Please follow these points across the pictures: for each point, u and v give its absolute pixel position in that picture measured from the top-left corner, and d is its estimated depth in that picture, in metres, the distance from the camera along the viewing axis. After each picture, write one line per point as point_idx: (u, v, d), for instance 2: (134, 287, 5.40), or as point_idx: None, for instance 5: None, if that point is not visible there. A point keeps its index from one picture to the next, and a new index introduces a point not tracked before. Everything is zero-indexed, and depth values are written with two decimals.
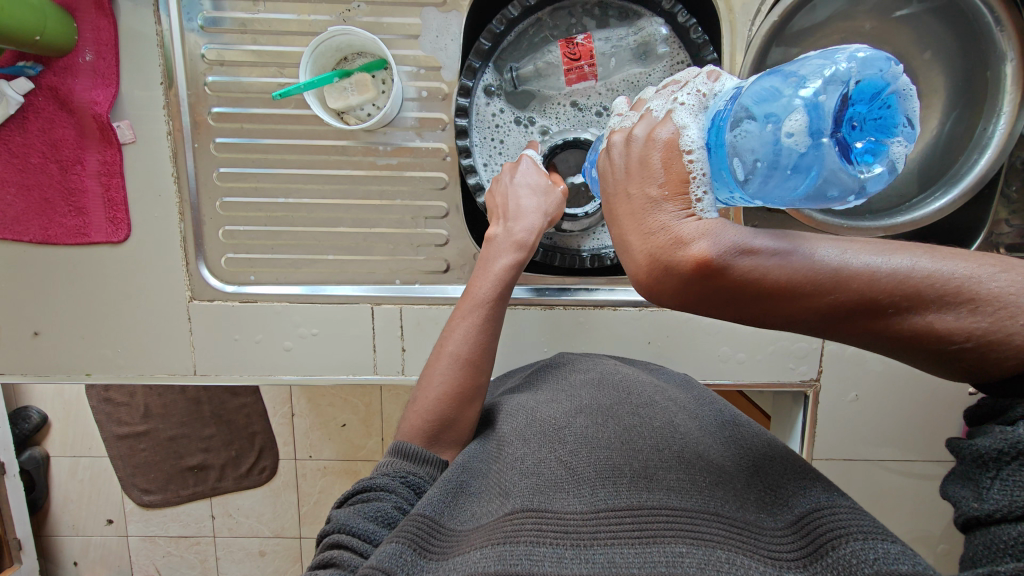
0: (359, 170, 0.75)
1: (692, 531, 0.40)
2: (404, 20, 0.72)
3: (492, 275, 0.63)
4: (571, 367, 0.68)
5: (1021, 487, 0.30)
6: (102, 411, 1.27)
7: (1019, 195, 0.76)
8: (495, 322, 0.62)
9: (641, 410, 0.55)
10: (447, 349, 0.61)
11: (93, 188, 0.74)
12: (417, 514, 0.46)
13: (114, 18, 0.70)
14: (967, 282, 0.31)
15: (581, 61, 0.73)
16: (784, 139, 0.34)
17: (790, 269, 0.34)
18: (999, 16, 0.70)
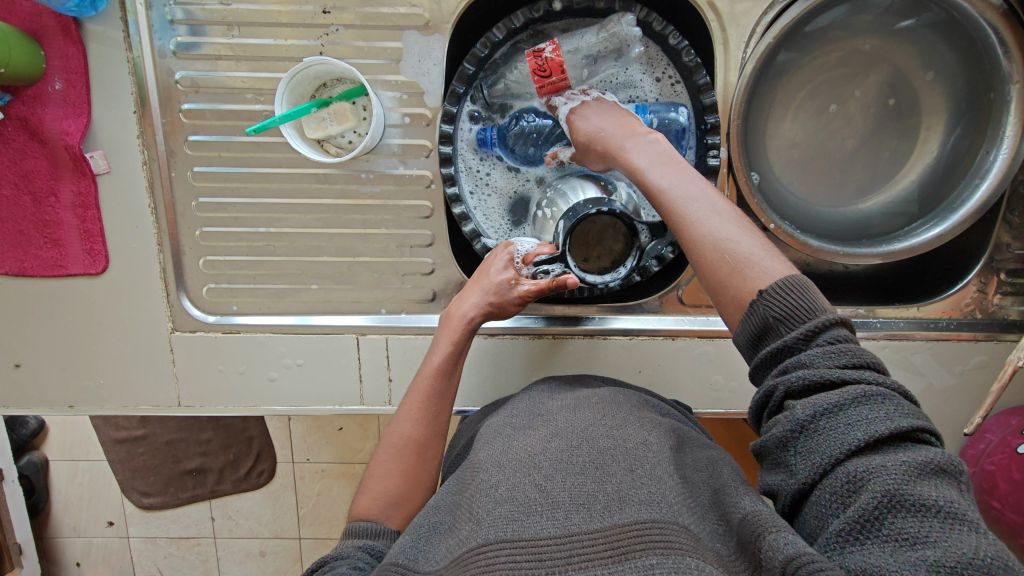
0: (341, 200, 0.73)
1: (663, 541, 0.40)
2: (385, 45, 0.69)
3: (437, 356, 0.65)
4: (546, 390, 0.67)
5: (811, 452, 0.41)
6: (101, 417, 1.28)
7: (1022, 220, 0.73)
8: (434, 407, 0.63)
9: (610, 421, 0.55)
10: (394, 432, 0.62)
11: (68, 220, 0.72)
12: (389, 564, 0.46)
13: (83, 44, 0.68)
14: (755, 254, 0.49)
15: (551, 77, 0.67)
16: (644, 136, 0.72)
17: (668, 176, 0.56)
18: (1003, 37, 0.67)
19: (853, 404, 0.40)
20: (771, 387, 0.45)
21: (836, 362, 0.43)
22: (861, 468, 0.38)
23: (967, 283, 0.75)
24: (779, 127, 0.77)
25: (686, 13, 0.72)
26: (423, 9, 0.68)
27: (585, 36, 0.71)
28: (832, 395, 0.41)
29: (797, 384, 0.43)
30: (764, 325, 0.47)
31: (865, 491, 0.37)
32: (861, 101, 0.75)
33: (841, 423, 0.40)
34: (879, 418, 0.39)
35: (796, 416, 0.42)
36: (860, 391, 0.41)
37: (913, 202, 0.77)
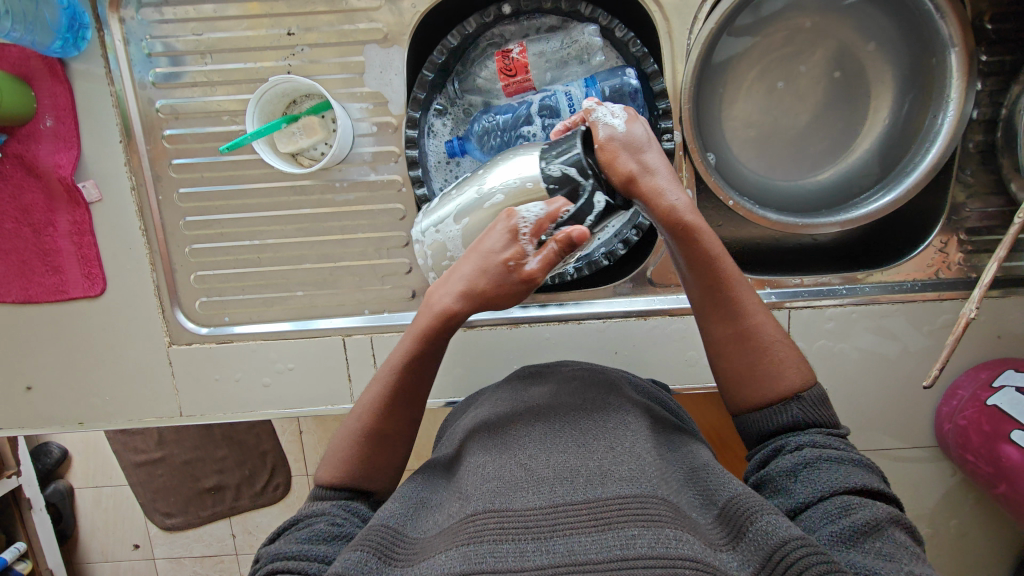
0: (319, 208, 0.77)
1: (644, 514, 0.42)
2: (347, 59, 0.73)
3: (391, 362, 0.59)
4: (531, 375, 0.69)
5: (815, 481, 0.48)
6: (118, 438, 1.34)
7: (975, 179, 0.76)
8: (401, 408, 0.58)
9: (595, 407, 0.56)
10: (353, 418, 0.58)
11: (66, 247, 0.77)
12: (378, 526, 0.48)
13: (68, 83, 0.73)
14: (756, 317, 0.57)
15: (516, 76, 0.74)
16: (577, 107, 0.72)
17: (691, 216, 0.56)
18: (939, 4, 0.68)
19: (849, 465, 0.49)
20: (781, 442, 0.53)
21: (843, 448, 0.51)
22: (853, 500, 0.45)
23: (928, 244, 0.77)
24: (732, 108, 0.80)
25: (632, 6, 0.75)
26: (381, 23, 0.73)
27: (548, 38, 0.75)
28: (837, 452, 0.50)
29: (810, 444, 0.51)
30: (794, 424, 0.54)
31: (854, 513, 0.44)
32: (809, 76, 0.78)
33: (839, 470, 0.48)
34: (865, 478, 0.47)
35: (804, 456, 0.50)
36: (860, 459, 0.50)
37: (869, 170, 0.79)
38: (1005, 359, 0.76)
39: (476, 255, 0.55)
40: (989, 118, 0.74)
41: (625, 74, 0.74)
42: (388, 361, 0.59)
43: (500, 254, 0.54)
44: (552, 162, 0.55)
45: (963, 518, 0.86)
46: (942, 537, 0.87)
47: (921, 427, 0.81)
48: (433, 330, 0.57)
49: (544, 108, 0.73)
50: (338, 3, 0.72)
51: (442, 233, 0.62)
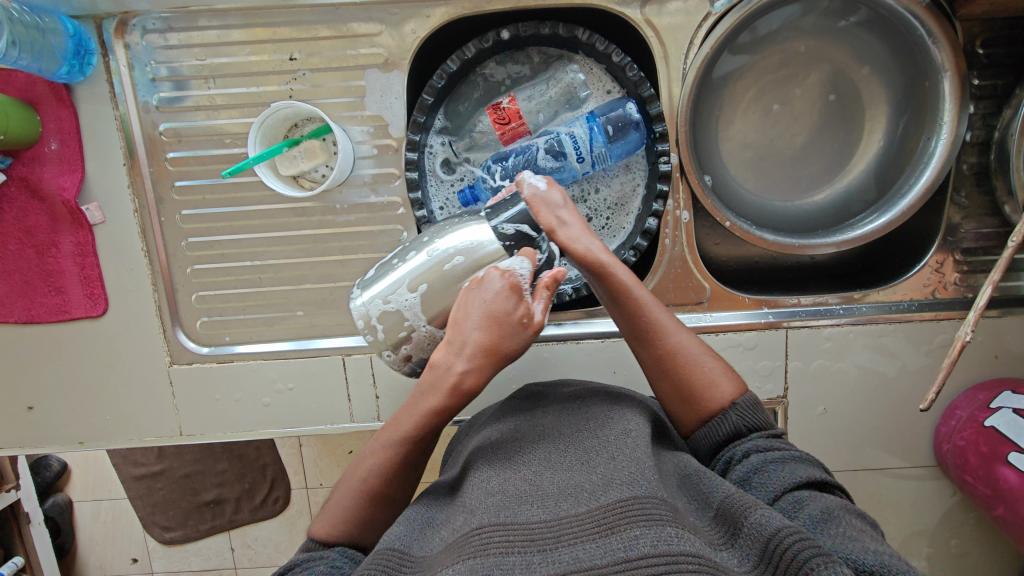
0: (320, 229, 0.78)
1: (645, 514, 0.42)
2: (349, 83, 0.75)
3: (414, 411, 0.55)
4: (534, 395, 0.69)
5: (763, 484, 0.49)
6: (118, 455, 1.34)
7: (969, 201, 0.76)
8: (402, 465, 0.55)
9: (593, 416, 0.57)
10: (354, 477, 0.55)
11: (69, 268, 0.77)
12: (386, 550, 0.48)
13: (74, 107, 0.74)
14: (692, 365, 0.58)
15: (511, 123, 0.76)
16: (584, 145, 0.73)
17: (604, 258, 0.59)
18: (930, 29, 0.69)
19: (793, 461, 0.51)
20: (727, 454, 0.54)
21: (785, 447, 0.53)
22: (802, 495, 0.47)
23: (923, 265, 0.78)
24: (729, 129, 0.81)
25: (628, 31, 0.76)
26: (382, 48, 0.74)
27: (534, 86, 0.78)
28: (778, 453, 0.52)
29: (753, 449, 0.53)
30: (735, 432, 0.55)
31: (808, 506, 0.45)
32: (804, 98, 0.79)
33: (785, 470, 0.50)
34: (810, 470, 0.50)
35: (752, 462, 0.52)
36: (797, 453, 0.52)
37: (864, 191, 0.80)
38: (1003, 380, 0.76)
39: (488, 315, 0.52)
40: (983, 141, 0.75)
41: (626, 106, 0.75)
42: (397, 428, 0.55)
43: (512, 308, 0.53)
44: (505, 221, 0.57)
45: (963, 537, 0.86)
46: (943, 558, 0.86)
47: (920, 446, 0.81)
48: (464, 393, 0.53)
49: (550, 148, 0.73)
50: (339, 28, 0.73)
51: (392, 303, 0.56)
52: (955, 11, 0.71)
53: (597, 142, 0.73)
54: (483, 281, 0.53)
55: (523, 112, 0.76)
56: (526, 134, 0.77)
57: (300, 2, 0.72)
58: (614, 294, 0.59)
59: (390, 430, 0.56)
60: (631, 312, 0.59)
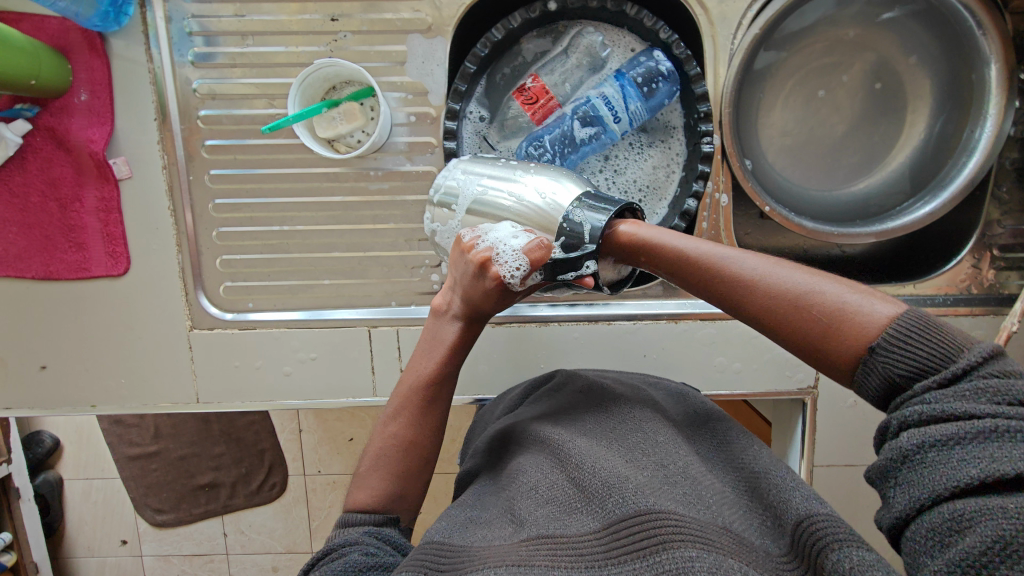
0: (352, 196, 0.76)
1: (702, 536, 0.41)
2: (392, 47, 0.73)
3: (432, 355, 0.59)
4: (571, 381, 0.67)
5: (910, 486, 0.36)
6: (112, 433, 1.31)
7: (1010, 196, 0.76)
8: (436, 404, 0.58)
9: (640, 422, 0.55)
10: (378, 448, 0.56)
11: (92, 224, 0.76)
12: (427, 544, 0.47)
13: (107, 57, 0.72)
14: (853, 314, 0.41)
15: (540, 100, 0.74)
16: (616, 103, 0.72)
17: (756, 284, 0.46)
18: (980, 20, 0.70)
19: (978, 440, 0.34)
20: (882, 423, 0.40)
21: (977, 400, 0.36)
22: (969, 508, 0.33)
23: (960, 259, 0.77)
24: (770, 116, 0.80)
25: (675, 9, 0.75)
26: (425, 13, 0.72)
27: (555, 58, 0.77)
28: (948, 426, 0.35)
29: (909, 420, 0.37)
30: (890, 386, 0.40)
31: (972, 533, 0.32)
32: (849, 86, 0.79)
33: (952, 460, 0.35)
34: (1011, 458, 0.33)
35: (899, 446, 0.37)
36: (989, 427, 0.34)
37: (904, 183, 0.80)
38: None
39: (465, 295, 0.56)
40: None
41: (655, 59, 0.73)
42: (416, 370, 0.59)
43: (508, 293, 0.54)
44: (580, 208, 0.52)
45: None
46: None
47: None
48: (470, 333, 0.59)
49: (583, 116, 0.73)
50: None
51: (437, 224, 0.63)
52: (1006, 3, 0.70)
53: (632, 101, 0.72)
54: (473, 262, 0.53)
55: (549, 87, 0.75)
56: (558, 108, 0.75)
57: None
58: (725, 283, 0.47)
59: (409, 378, 0.59)
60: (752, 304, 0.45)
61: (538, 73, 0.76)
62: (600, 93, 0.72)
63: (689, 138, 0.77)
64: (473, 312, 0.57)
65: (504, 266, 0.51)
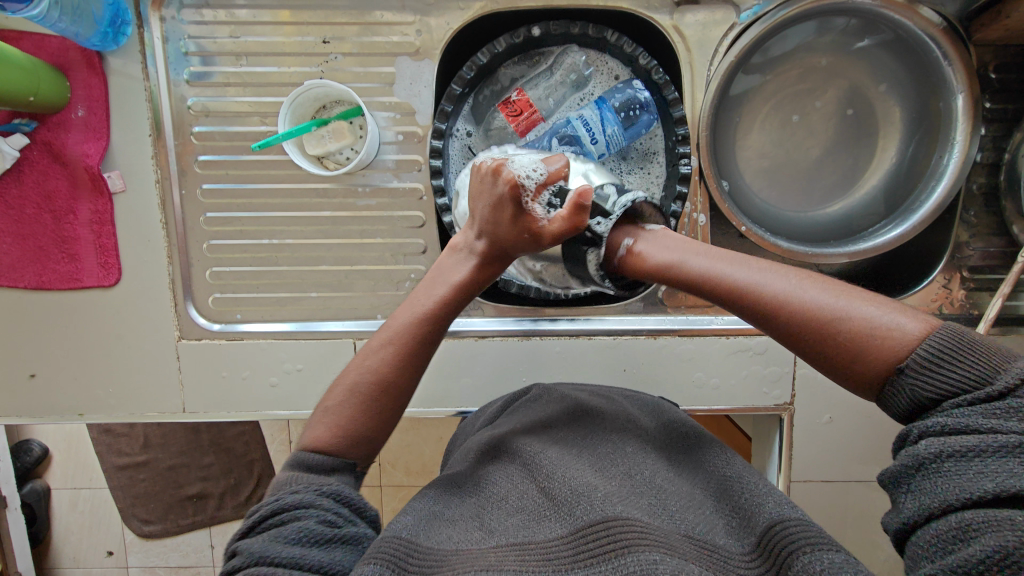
0: (340, 211, 0.78)
1: (667, 544, 0.43)
2: (380, 69, 0.76)
3: (428, 294, 0.60)
4: (545, 398, 0.69)
5: (920, 492, 0.38)
6: (101, 443, 1.32)
7: (978, 220, 0.78)
8: (420, 341, 0.59)
9: (611, 439, 0.58)
10: (350, 387, 0.56)
11: (85, 235, 0.77)
12: (390, 539, 0.46)
13: (104, 74, 0.74)
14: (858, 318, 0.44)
15: (523, 114, 0.77)
16: (593, 126, 0.74)
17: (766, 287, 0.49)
18: (945, 51, 0.73)
19: (997, 456, 0.36)
20: (904, 432, 0.42)
21: (1006, 419, 0.37)
22: (977, 519, 0.35)
23: (932, 279, 0.79)
24: (746, 139, 0.84)
25: (655, 37, 0.78)
26: (414, 37, 0.75)
27: (538, 76, 0.79)
28: (969, 439, 0.37)
29: (928, 430, 0.39)
30: (915, 402, 0.41)
31: (974, 542, 0.35)
32: (822, 111, 0.82)
33: (967, 471, 0.36)
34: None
35: (917, 453, 0.39)
36: (1013, 443, 0.36)
37: (876, 206, 0.82)
38: None
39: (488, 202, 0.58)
40: (992, 162, 0.77)
41: (634, 87, 0.76)
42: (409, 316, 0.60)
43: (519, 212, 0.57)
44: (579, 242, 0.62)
45: None
46: None
47: None
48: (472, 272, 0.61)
49: (563, 135, 0.75)
50: (371, 16, 0.74)
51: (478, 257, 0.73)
52: (971, 36, 0.73)
53: (610, 125, 0.74)
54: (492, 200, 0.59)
55: (533, 101, 0.78)
56: (542, 121, 0.78)
57: None
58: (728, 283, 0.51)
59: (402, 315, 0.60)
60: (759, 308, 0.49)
61: (522, 88, 0.79)
62: (578, 117, 0.75)
63: (669, 161, 0.79)
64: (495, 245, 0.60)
65: (524, 171, 0.59)
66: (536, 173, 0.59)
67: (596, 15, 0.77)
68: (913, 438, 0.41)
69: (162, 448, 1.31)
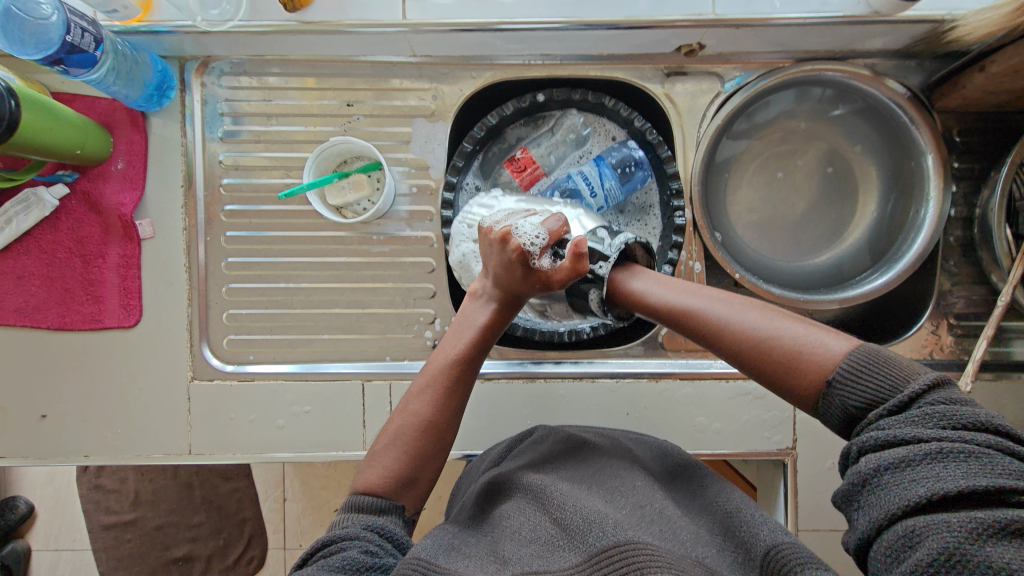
0: (355, 257, 0.83)
1: (677, 566, 0.44)
2: (398, 129, 0.83)
3: (463, 336, 0.67)
4: (552, 435, 0.71)
5: (868, 507, 0.41)
6: (90, 500, 1.30)
7: (958, 269, 0.83)
8: (460, 383, 0.66)
9: (620, 475, 0.60)
10: (396, 430, 0.62)
11: (110, 278, 0.81)
12: (410, 560, 0.48)
13: (145, 131, 0.81)
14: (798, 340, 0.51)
15: (527, 169, 0.84)
16: (592, 181, 0.80)
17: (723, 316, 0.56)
18: (911, 116, 0.80)
19: (924, 462, 0.39)
20: (848, 449, 0.45)
21: (926, 423, 0.41)
22: (918, 524, 0.38)
23: (921, 326, 0.83)
24: (736, 195, 0.90)
25: (648, 103, 0.86)
26: (429, 102, 0.83)
27: (541, 136, 0.87)
28: (900, 449, 0.41)
29: (867, 445, 0.43)
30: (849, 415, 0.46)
31: (919, 546, 0.37)
32: (805, 169, 0.89)
33: (903, 480, 0.40)
34: (953, 477, 0.38)
35: (860, 470, 0.42)
36: (935, 448, 0.39)
37: (863, 255, 0.87)
38: None
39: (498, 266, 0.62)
40: (966, 216, 0.83)
41: (629, 147, 0.84)
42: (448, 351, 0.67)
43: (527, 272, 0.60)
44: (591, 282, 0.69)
45: None
46: None
47: None
48: (497, 316, 0.67)
49: (565, 190, 0.82)
50: (391, 82, 0.82)
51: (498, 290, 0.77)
52: (933, 103, 0.81)
53: (608, 181, 0.81)
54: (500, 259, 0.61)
55: (535, 158, 0.85)
56: (543, 176, 0.85)
57: (361, 58, 0.81)
58: (695, 314, 0.58)
59: (438, 362, 0.66)
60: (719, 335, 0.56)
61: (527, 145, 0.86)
62: (578, 173, 0.81)
63: (664, 212, 0.85)
64: (506, 292, 0.65)
65: (527, 238, 0.60)
66: (539, 239, 0.60)
67: (593, 83, 0.85)
68: (854, 454, 0.44)
69: (153, 504, 1.28)
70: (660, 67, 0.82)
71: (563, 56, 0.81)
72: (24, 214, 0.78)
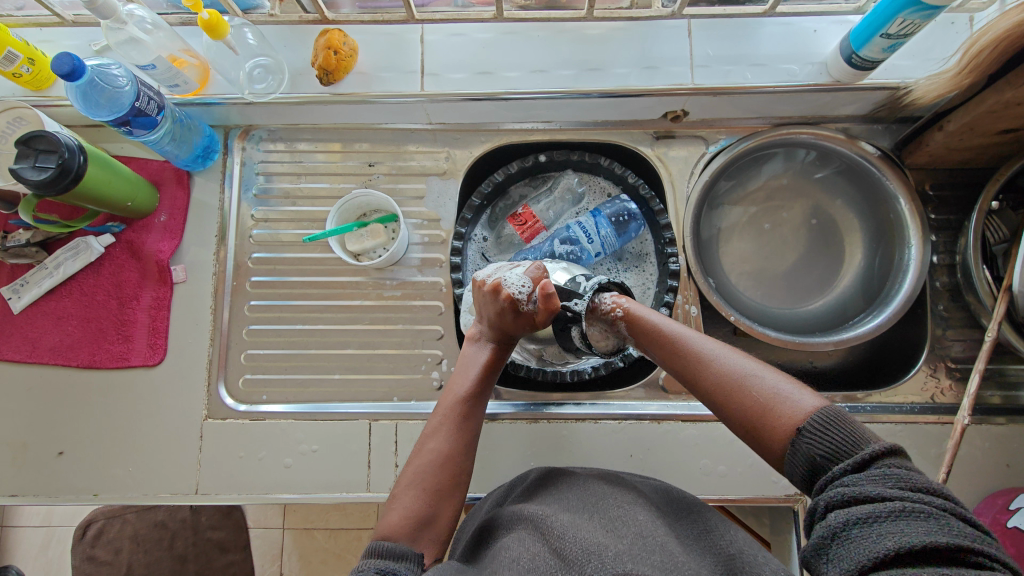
0: (368, 300, 0.89)
1: None
2: (414, 186, 0.92)
3: (471, 372, 0.71)
4: (552, 475, 0.70)
5: (838, 558, 0.42)
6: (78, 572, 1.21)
7: (950, 313, 0.85)
8: (473, 416, 0.69)
9: (621, 509, 0.59)
10: (411, 468, 0.64)
11: (141, 319, 0.87)
12: None
13: (189, 189, 0.91)
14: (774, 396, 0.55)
15: (529, 222, 0.91)
16: (588, 230, 0.86)
17: (715, 361, 0.60)
18: (883, 171, 0.87)
19: (889, 518, 0.42)
20: (813, 506, 0.48)
21: (886, 484, 0.44)
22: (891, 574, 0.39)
23: (918, 369, 0.84)
24: (728, 246, 0.96)
25: (641, 164, 0.95)
26: (442, 162, 0.92)
27: (541, 195, 0.96)
28: (866, 506, 0.43)
29: (834, 500, 0.45)
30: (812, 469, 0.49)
31: None
32: (791, 222, 0.95)
33: (871, 534, 0.42)
34: (915, 531, 0.40)
35: (829, 524, 0.44)
36: (898, 506, 0.42)
37: (855, 302, 0.90)
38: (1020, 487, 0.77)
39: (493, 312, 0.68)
40: (949, 263, 0.87)
41: (622, 200, 0.91)
42: (453, 388, 0.70)
43: (518, 313, 0.67)
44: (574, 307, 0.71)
45: None
46: None
47: None
48: (496, 355, 0.71)
49: (564, 238, 0.88)
50: (409, 146, 0.92)
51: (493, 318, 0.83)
52: (904, 161, 0.88)
53: (604, 229, 0.87)
54: (492, 305, 0.68)
55: (536, 213, 0.92)
56: (543, 229, 0.92)
57: (383, 126, 0.92)
58: (689, 353, 0.62)
59: (447, 400, 0.70)
60: (710, 376, 0.60)
61: (527, 202, 0.94)
62: (576, 223, 0.88)
63: (659, 260, 0.91)
64: (501, 333, 0.71)
65: (516, 287, 0.67)
66: (527, 286, 0.68)
67: (590, 146, 0.94)
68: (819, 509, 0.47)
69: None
70: (650, 132, 0.91)
71: (562, 122, 0.91)
72: (72, 260, 0.87)
